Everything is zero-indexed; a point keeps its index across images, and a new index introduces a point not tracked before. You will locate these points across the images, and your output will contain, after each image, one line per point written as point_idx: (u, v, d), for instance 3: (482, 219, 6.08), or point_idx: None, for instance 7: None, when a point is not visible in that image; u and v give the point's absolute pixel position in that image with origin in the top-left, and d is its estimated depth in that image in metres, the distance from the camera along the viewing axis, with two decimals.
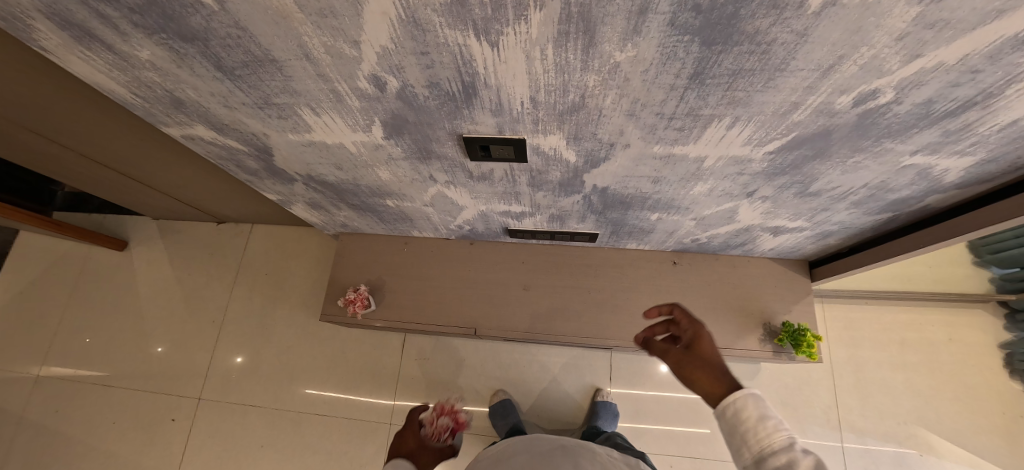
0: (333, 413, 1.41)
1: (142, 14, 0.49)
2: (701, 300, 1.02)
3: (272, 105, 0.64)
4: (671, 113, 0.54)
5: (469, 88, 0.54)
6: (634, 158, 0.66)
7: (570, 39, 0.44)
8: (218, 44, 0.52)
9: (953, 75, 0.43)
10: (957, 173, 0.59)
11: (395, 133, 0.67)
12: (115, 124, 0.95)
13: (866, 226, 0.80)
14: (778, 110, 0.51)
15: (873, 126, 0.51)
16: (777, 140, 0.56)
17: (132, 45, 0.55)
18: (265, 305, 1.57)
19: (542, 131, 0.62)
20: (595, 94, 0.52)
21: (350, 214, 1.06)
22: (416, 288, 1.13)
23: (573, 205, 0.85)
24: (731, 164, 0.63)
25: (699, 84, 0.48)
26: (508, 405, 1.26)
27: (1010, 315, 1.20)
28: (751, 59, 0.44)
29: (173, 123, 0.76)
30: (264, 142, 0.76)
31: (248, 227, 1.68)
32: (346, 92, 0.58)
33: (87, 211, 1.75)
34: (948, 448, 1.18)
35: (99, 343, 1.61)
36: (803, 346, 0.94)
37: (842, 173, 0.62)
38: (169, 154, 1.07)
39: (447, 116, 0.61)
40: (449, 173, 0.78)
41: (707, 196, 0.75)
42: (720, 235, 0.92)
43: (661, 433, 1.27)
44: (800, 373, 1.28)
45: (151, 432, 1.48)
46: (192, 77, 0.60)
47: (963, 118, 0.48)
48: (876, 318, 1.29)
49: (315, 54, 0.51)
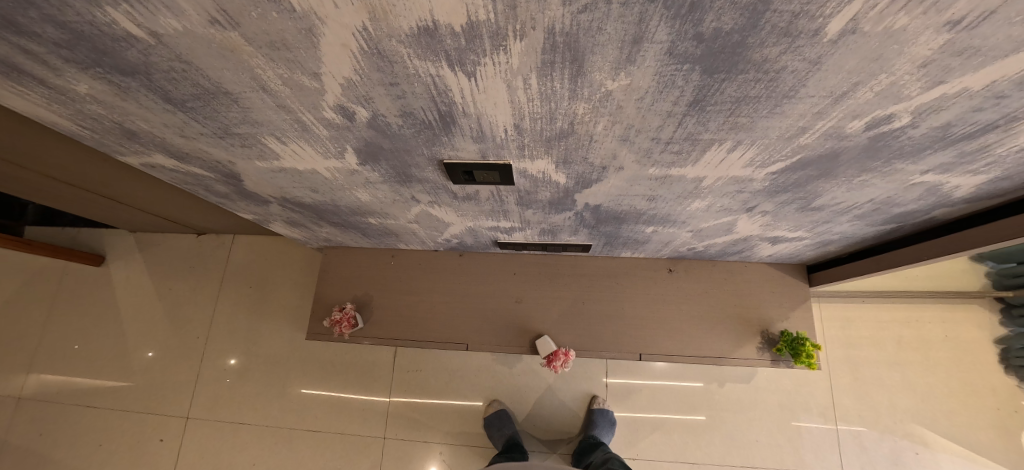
0: (326, 428, 1.40)
1: (70, 49, 0.43)
2: (697, 310, 1.01)
3: (234, 135, 0.58)
4: (668, 138, 0.50)
5: (446, 116, 0.49)
6: (628, 179, 0.61)
7: (556, 69, 0.39)
8: (162, 77, 0.46)
9: (976, 100, 0.39)
10: (968, 189, 0.56)
11: (370, 159, 0.62)
12: (68, 148, 0.88)
13: (867, 235, 0.77)
14: (784, 134, 0.47)
15: (884, 148, 0.48)
16: (781, 162, 0.53)
17: (67, 80, 0.49)
18: (253, 317, 1.54)
19: (529, 156, 0.57)
20: (585, 121, 0.47)
21: (332, 230, 1.01)
22: (406, 303, 1.09)
23: (565, 221, 0.82)
24: (731, 183, 0.60)
25: (699, 110, 0.44)
26: (503, 417, 1.28)
27: (1005, 310, 1.21)
28: (756, 87, 0.39)
29: (129, 152, 0.70)
30: (230, 169, 0.71)
31: (229, 237, 1.62)
32: (312, 122, 0.53)
33: (60, 225, 1.67)
34: (944, 444, 1.21)
35: (80, 364, 1.57)
36: (802, 356, 0.93)
37: (847, 190, 0.59)
38: (136, 174, 1.01)
39: (425, 142, 0.56)
40: (432, 194, 0.73)
41: (704, 211, 0.71)
42: (717, 245, 0.89)
43: (660, 437, 1.29)
44: (797, 373, 1.30)
45: (140, 453, 1.46)
46: (141, 109, 0.54)
47: (981, 140, 0.45)
48: (869, 313, 1.30)
49: (271, 85, 0.46)
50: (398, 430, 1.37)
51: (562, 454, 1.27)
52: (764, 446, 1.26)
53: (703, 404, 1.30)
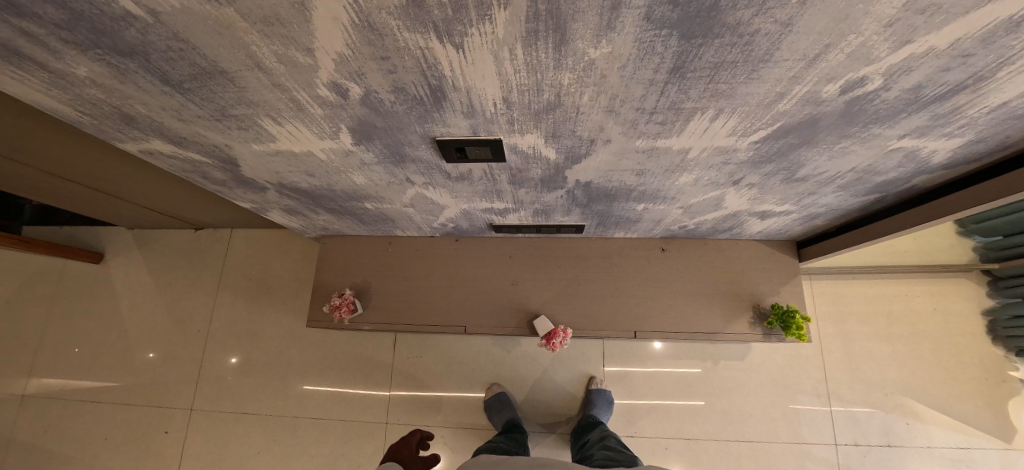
0: (329, 416, 1.42)
1: (70, 30, 0.44)
2: (690, 287, 1.03)
3: (230, 116, 0.60)
4: (651, 108, 0.51)
5: (436, 91, 0.50)
6: (616, 152, 0.63)
7: (540, 38, 0.40)
8: (160, 58, 0.48)
9: (944, 59, 0.40)
10: (945, 154, 0.58)
11: (365, 139, 0.63)
12: (65, 138, 0.89)
13: (852, 206, 0.80)
14: (763, 101, 0.48)
15: (860, 113, 0.49)
16: (763, 130, 0.54)
17: (67, 63, 0.50)
18: (253, 310, 1.56)
19: (518, 131, 0.59)
20: (571, 92, 0.49)
21: (329, 217, 1.02)
22: (404, 289, 1.11)
23: (557, 200, 0.84)
24: (716, 154, 0.61)
25: (680, 78, 0.45)
26: (504, 399, 1.31)
27: (993, 282, 1.24)
28: (733, 51, 0.41)
29: (128, 139, 0.71)
30: (227, 153, 0.72)
31: (228, 232, 1.64)
32: (306, 100, 0.54)
33: (59, 224, 1.69)
34: (933, 415, 1.24)
35: (84, 359, 1.58)
36: (793, 328, 0.95)
37: (829, 158, 0.61)
38: (134, 166, 1.02)
39: (417, 119, 0.57)
40: (426, 174, 0.75)
41: (693, 186, 0.73)
42: (708, 221, 0.91)
43: (656, 415, 1.31)
44: (790, 350, 1.32)
45: (146, 445, 1.48)
46: (139, 92, 0.56)
47: (952, 101, 0.46)
48: (860, 290, 1.33)
49: (265, 63, 0.47)
50: (400, 416, 1.39)
51: (561, 434, 1.30)
52: (759, 421, 1.29)
53: (698, 383, 1.32)
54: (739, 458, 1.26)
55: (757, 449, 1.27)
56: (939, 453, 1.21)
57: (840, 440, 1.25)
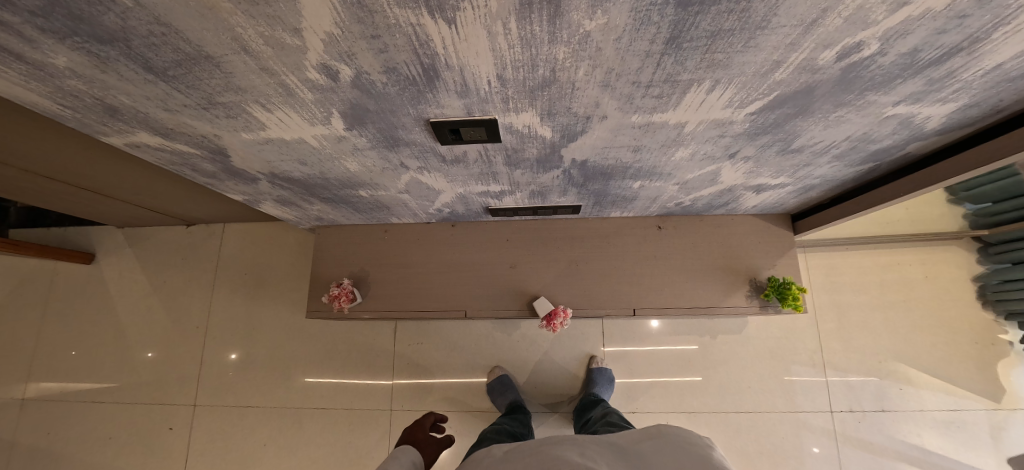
0: (333, 406, 1.44)
1: (46, 17, 0.42)
2: (686, 264, 1.04)
3: (218, 105, 0.58)
4: (648, 81, 0.51)
5: (429, 70, 0.49)
6: (612, 128, 0.63)
7: (534, 11, 0.39)
8: (141, 44, 0.46)
9: (940, 22, 0.40)
10: (939, 119, 0.59)
11: (357, 123, 0.62)
12: (45, 134, 0.86)
13: (847, 177, 0.81)
14: (759, 70, 0.48)
15: (856, 79, 0.49)
16: (759, 101, 0.54)
17: (45, 53, 0.48)
18: (251, 304, 1.55)
19: (513, 109, 0.58)
20: (567, 67, 0.48)
21: (323, 207, 1.01)
22: (402, 277, 1.11)
23: (553, 180, 0.84)
24: (712, 127, 0.61)
25: (676, 48, 0.45)
26: (506, 382, 1.33)
27: (982, 249, 1.27)
28: (729, 19, 0.40)
29: (113, 131, 0.69)
30: (216, 143, 0.70)
31: (220, 227, 1.62)
32: (295, 84, 0.53)
33: (46, 225, 1.65)
34: (922, 378, 1.28)
35: (82, 360, 1.57)
36: (789, 299, 0.98)
37: (824, 128, 0.61)
38: (119, 161, 1.00)
39: (410, 101, 0.56)
40: (421, 159, 0.74)
41: (689, 161, 0.73)
42: (704, 197, 0.92)
43: (656, 391, 1.34)
44: (785, 323, 1.35)
45: (151, 442, 1.49)
46: (122, 82, 0.54)
47: (947, 65, 0.46)
48: (853, 261, 1.36)
49: (252, 46, 0.45)
50: (403, 402, 1.41)
51: (563, 413, 1.33)
52: (757, 393, 1.32)
53: (696, 358, 1.35)
54: (738, 429, 1.30)
55: (756, 419, 1.30)
56: (928, 415, 1.26)
57: (835, 407, 1.29)
